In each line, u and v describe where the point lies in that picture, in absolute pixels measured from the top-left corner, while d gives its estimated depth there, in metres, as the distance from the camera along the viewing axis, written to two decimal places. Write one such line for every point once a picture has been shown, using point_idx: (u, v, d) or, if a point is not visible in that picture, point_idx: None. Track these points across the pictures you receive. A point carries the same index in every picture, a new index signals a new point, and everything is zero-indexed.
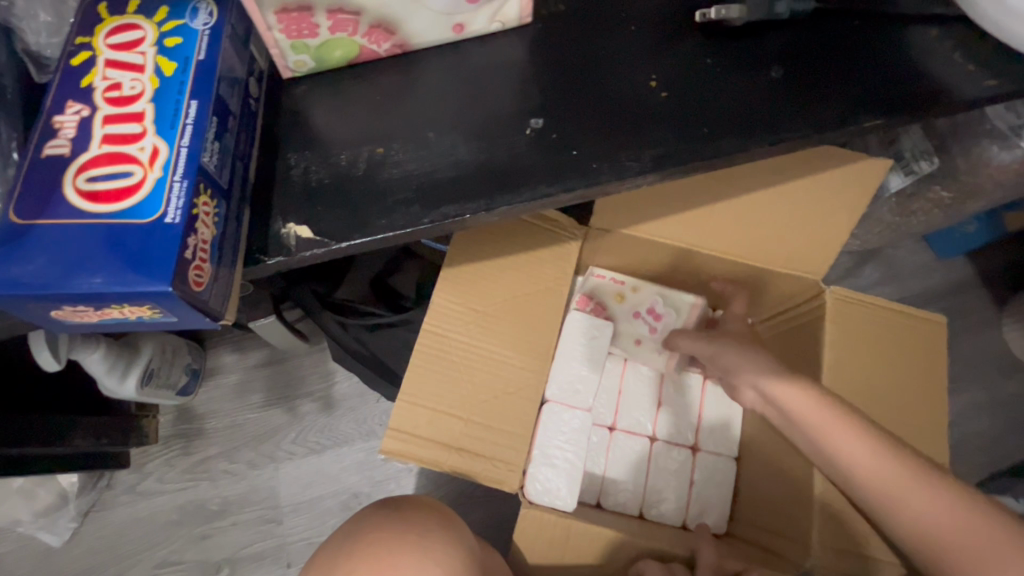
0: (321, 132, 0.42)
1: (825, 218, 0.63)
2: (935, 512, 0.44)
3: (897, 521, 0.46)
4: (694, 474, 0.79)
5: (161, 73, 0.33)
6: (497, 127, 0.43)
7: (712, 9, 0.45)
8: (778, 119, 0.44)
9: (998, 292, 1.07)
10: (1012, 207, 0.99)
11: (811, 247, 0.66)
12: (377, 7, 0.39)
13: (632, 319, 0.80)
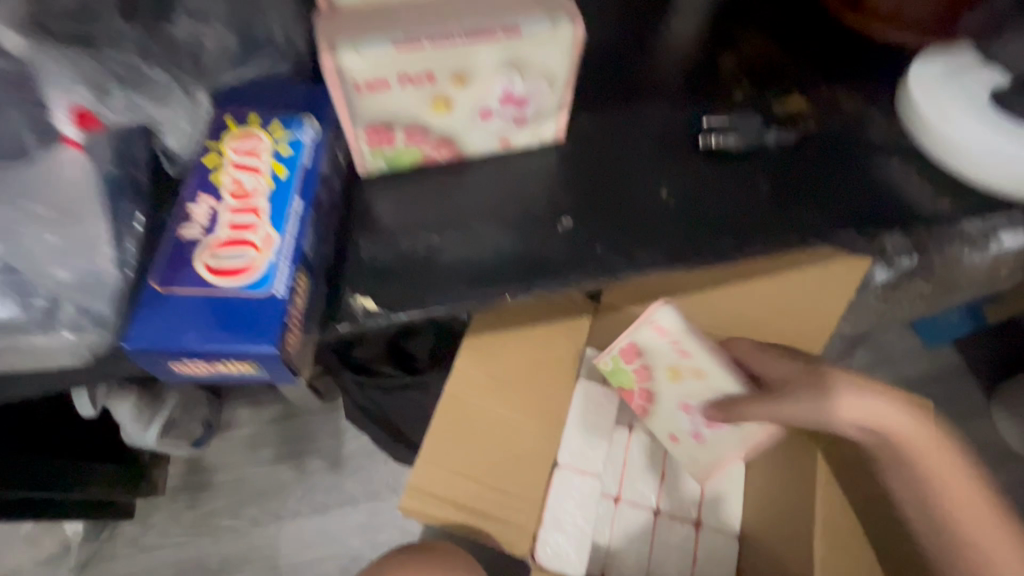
0: (387, 221, 0.51)
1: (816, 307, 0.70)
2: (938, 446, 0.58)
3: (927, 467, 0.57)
4: (696, 550, 0.80)
5: (275, 175, 0.42)
6: (533, 223, 0.51)
7: (713, 137, 0.55)
8: (769, 227, 0.52)
9: (985, 380, 1.13)
10: (992, 301, 1.07)
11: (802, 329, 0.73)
12: (445, 127, 0.48)
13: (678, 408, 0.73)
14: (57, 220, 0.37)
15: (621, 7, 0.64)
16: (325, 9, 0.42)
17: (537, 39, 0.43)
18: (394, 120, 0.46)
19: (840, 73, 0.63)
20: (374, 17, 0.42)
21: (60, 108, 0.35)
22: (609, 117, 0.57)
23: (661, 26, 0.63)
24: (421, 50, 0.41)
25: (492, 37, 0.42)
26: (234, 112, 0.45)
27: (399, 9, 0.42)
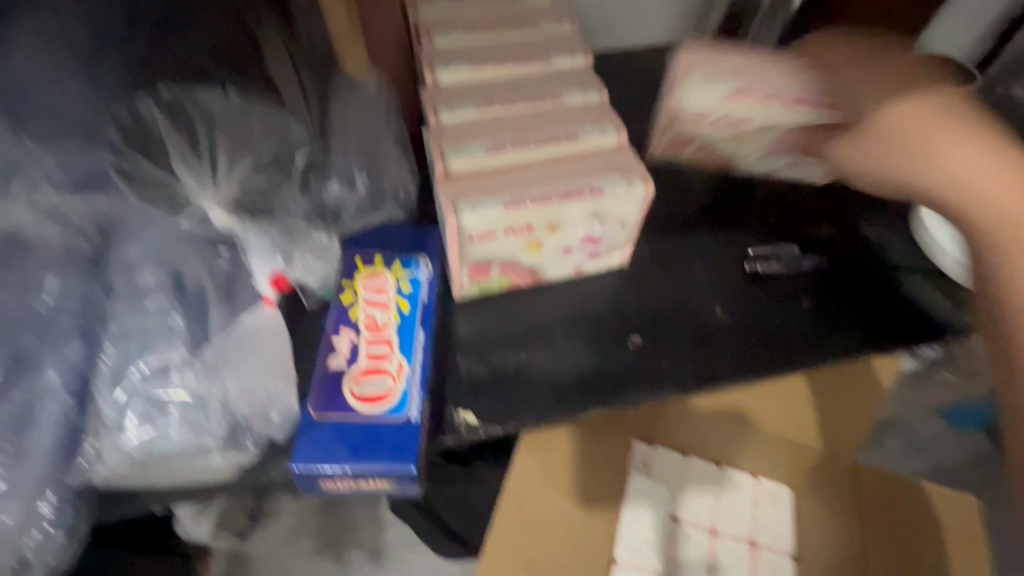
0: (481, 340, 0.58)
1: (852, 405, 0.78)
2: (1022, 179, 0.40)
3: (950, 168, 0.43)
4: None
5: (401, 310, 0.50)
6: (608, 341, 0.59)
7: (759, 263, 0.63)
8: (813, 344, 0.59)
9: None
10: None
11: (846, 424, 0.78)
12: (533, 262, 0.57)
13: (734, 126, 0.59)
14: (275, 370, 0.44)
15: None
16: (443, 176, 0.53)
17: (617, 195, 0.52)
18: (493, 259, 0.55)
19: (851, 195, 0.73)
20: (484, 182, 0.52)
21: (265, 280, 0.45)
22: (663, 243, 0.66)
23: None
24: (524, 208, 0.50)
25: (580, 196, 0.51)
26: (361, 253, 0.54)
27: (503, 176, 0.53)
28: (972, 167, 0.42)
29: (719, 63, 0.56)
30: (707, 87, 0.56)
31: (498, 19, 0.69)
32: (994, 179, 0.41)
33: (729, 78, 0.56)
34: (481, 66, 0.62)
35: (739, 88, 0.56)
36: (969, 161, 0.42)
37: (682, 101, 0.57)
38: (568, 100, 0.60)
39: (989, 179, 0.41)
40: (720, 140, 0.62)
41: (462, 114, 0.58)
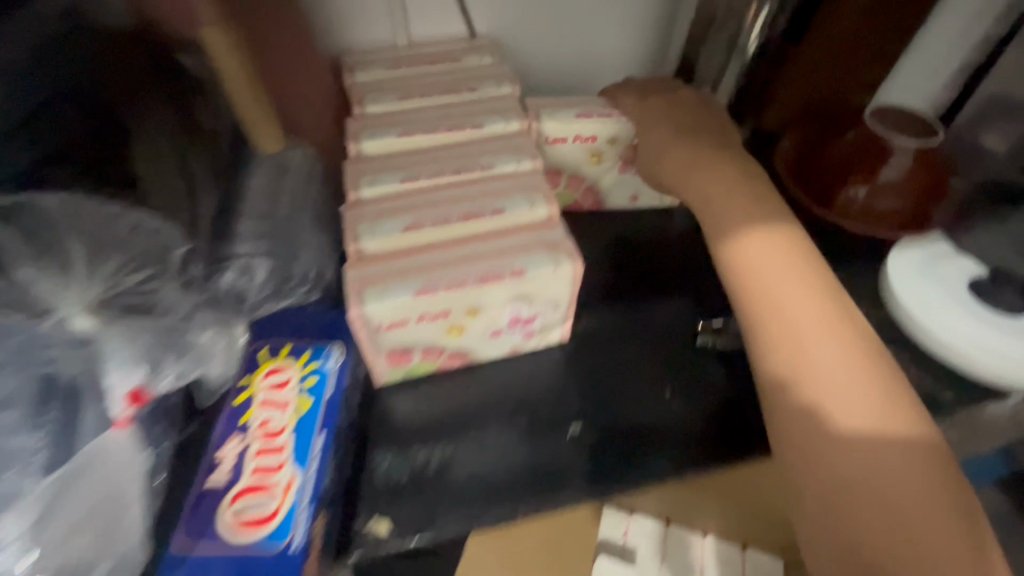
0: (404, 432, 0.53)
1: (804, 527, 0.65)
2: (845, 349, 0.44)
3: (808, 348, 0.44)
4: None
5: (300, 410, 0.45)
6: (544, 431, 0.53)
7: (709, 338, 0.59)
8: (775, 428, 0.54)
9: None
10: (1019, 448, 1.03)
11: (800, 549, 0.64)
12: (459, 346, 0.52)
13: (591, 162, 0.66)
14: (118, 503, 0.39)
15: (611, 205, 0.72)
16: (355, 257, 0.49)
17: (541, 277, 0.48)
18: (412, 345, 0.50)
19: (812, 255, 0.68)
20: (399, 264, 0.48)
21: (123, 395, 0.38)
22: (610, 315, 0.61)
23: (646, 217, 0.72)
24: (437, 295, 0.46)
25: (500, 279, 0.47)
26: (267, 342, 0.50)
27: (420, 256, 0.49)
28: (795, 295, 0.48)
29: (562, 102, 0.64)
30: (562, 118, 0.62)
31: (434, 84, 0.67)
32: (799, 305, 0.47)
33: (571, 109, 0.63)
34: (409, 134, 0.59)
35: (582, 112, 0.63)
36: (790, 278, 0.49)
37: (543, 123, 0.62)
38: (499, 169, 0.57)
39: (839, 357, 0.44)
40: (581, 161, 0.65)
41: (383, 187, 0.55)
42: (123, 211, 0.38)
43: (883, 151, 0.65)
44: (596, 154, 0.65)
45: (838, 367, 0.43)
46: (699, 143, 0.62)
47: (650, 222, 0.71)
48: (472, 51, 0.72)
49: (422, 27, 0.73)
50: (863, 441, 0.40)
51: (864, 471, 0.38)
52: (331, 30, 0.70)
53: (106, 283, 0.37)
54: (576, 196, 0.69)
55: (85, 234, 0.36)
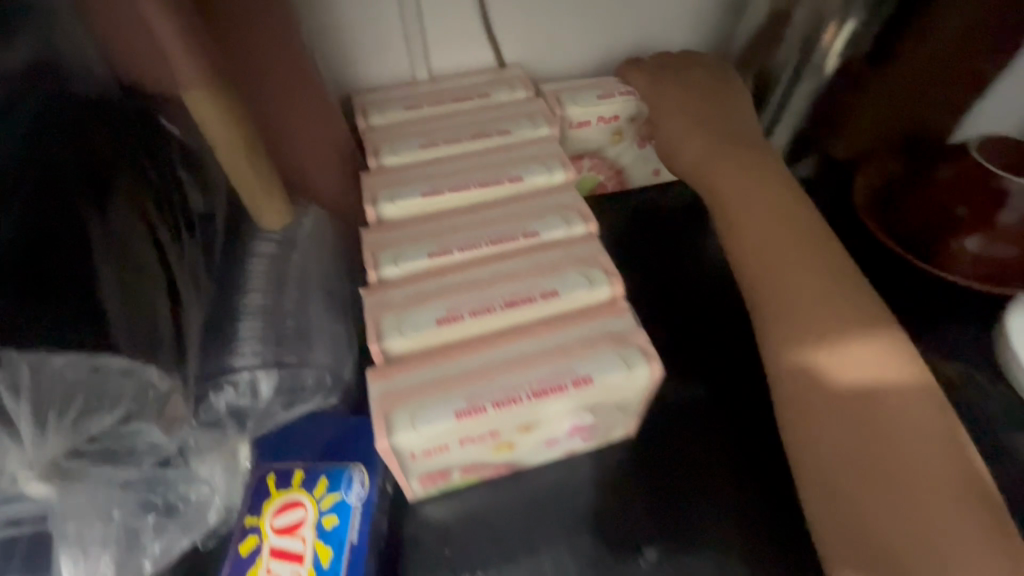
0: (443, 562, 0.44)
1: None
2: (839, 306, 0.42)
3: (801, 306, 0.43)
4: None
5: (319, 564, 0.37)
6: (611, 557, 0.44)
7: None
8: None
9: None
10: None
11: None
12: (507, 459, 0.43)
13: (612, 141, 0.63)
14: None
15: (664, 250, 0.61)
16: (379, 362, 0.40)
17: (612, 384, 0.39)
18: (449, 467, 0.40)
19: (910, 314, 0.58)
20: (435, 371, 0.39)
21: None
22: (680, 399, 0.51)
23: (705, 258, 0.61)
24: (485, 416, 0.37)
25: (561, 391, 0.38)
26: (277, 466, 0.41)
27: (460, 359, 0.40)
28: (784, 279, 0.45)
29: (578, 85, 0.62)
30: (579, 97, 0.60)
31: (461, 125, 0.58)
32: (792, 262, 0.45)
33: (591, 91, 0.61)
34: (436, 194, 0.50)
35: (603, 93, 0.60)
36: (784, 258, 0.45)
37: (565, 108, 0.59)
38: (546, 235, 0.48)
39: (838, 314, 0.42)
40: (603, 141, 0.62)
41: (408, 264, 0.46)
42: (88, 356, 0.27)
43: (996, 192, 0.55)
44: (617, 133, 0.62)
45: (816, 323, 0.42)
46: (747, 166, 0.53)
47: (714, 268, 0.60)
48: (502, 84, 0.62)
49: (443, 57, 0.64)
50: (865, 422, 0.38)
51: (862, 431, 0.37)
52: (339, 66, 0.61)
53: (69, 433, 0.30)
54: (601, 180, 0.65)
55: (35, 393, 0.27)
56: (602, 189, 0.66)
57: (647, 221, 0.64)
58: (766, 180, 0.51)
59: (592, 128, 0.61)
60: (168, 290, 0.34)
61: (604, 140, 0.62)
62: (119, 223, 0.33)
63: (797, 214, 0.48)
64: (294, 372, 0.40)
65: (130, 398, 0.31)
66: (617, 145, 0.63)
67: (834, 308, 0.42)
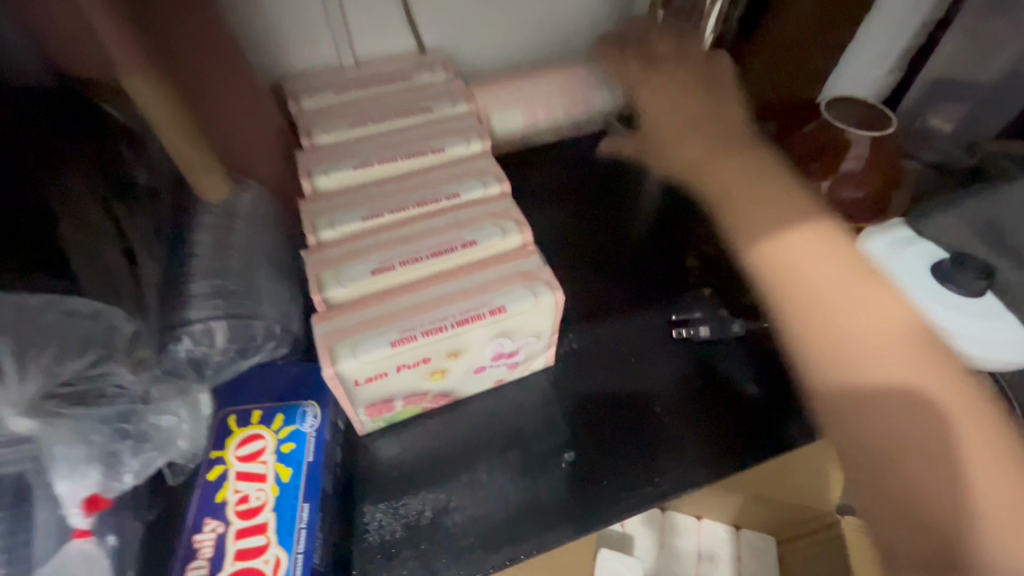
0: (391, 482, 0.51)
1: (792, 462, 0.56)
2: (837, 275, 0.46)
3: (797, 268, 0.48)
4: None
5: (280, 480, 0.43)
6: (538, 461, 0.52)
7: (685, 330, 0.59)
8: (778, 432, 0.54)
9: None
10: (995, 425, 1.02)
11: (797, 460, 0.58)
12: (442, 388, 0.50)
13: (540, 137, 0.72)
14: None
15: (577, 198, 0.72)
16: (322, 310, 0.46)
17: (522, 311, 0.46)
18: (392, 396, 0.47)
19: None
20: (372, 312, 0.45)
21: (80, 497, 0.37)
22: (590, 334, 0.60)
23: (608, 204, 0.72)
24: (416, 342, 0.43)
25: (480, 319, 0.45)
26: (235, 408, 0.46)
27: (392, 301, 0.46)
28: (832, 304, 0.45)
29: (506, 89, 0.67)
30: (503, 111, 0.67)
31: (387, 106, 0.63)
32: (794, 233, 0.49)
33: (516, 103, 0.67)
34: (365, 166, 0.56)
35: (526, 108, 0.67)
36: (835, 281, 0.46)
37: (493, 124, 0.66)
38: (465, 197, 0.54)
39: (834, 281, 0.47)
40: (526, 140, 0.71)
41: (344, 228, 0.51)
42: (54, 299, 0.33)
43: (841, 143, 0.66)
44: (539, 132, 0.71)
45: (811, 286, 0.47)
46: (768, 189, 0.53)
47: (617, 222, 0.70)
48: (424, 67, 0.68)
49: (368, 45, 0.69)
50: (903, 440, 0.40)
51: (882, 390, 0.42)
52: (269, 56, 0.65)
53: (45, 376, 0.34)
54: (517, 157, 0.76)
55: (17, 334, 0.32)
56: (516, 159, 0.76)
57: (557, 187, 0.73)
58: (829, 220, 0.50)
59: (517, 134, 0.69)
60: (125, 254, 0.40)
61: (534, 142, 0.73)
62: (88, 211, 0.38)
63: (784, 195, 0.53)
64: (246, 322, 0.46)
65: (98, 342, 0.35)
66: (536, 139, 0.72)
67: (833, 275, 0.46)
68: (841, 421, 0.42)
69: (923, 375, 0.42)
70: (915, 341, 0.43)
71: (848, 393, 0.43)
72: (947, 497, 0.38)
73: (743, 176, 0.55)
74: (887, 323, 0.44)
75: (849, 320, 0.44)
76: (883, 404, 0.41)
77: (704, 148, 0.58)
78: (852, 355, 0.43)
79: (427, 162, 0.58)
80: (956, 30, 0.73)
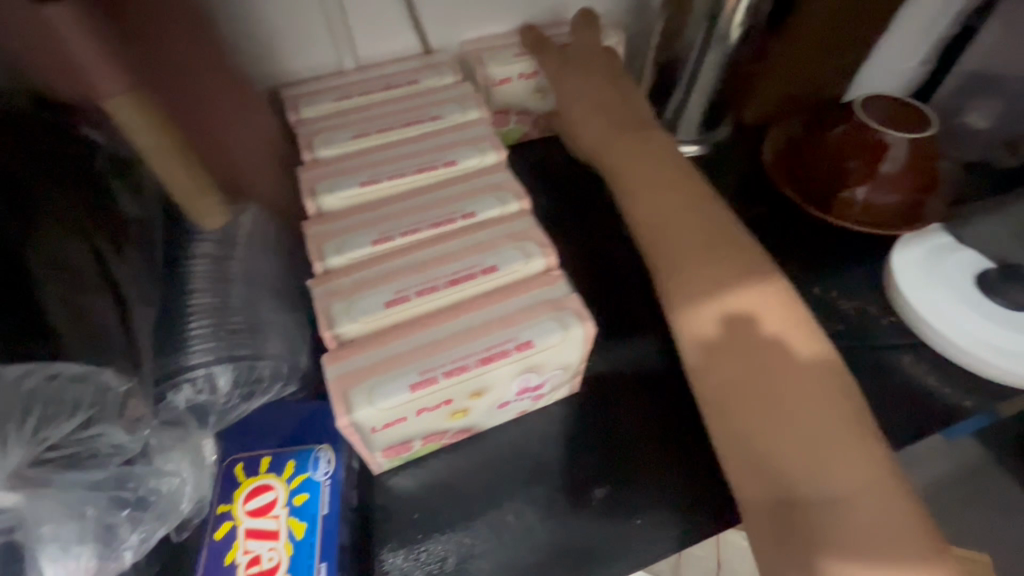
0: (411, 524, 0.47)
1: (772, 372, 0.42)
2: (690, 263, 0.48)
3: (677, 257, 0.49)
4: None
5: (294, 537, 0.39)
6: (566, 498, 0.49)
7: None
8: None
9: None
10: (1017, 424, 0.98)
11: (788, 368, 0.42)
12: (463, 425, 0.47)
13: (541, 97, 0.68)
14: None
15: (589, 205, 0.68)
16: (333, 348, 0.43)
17: (550, 346, 0.43)
18: (410, 437, 0.44)
19: (810, 257, 0.66)
20: (388, 349, 0.42)
21: None
22: (613, 357, 0.57)
23: (623, 209, 0.67)
24: (437, 385, 0.40)
25: (505, 356, 0.41)
26: (244, 455, 0.43)
27: (410, 337, 0.42)
28: (716, 285, 0.46)
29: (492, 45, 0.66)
30: (494, 55, 0.64)
31: (393, 115, 0.59)
32: (672, 220, 0.51)
33: (509, 49, 0.65)
34: (373, 183, 0.52)
35: (519, 51, 0.65)
36: (712, 258, 0.48)
37: (487, 67, 0.63)
38: (482, 215, 0.50)
39: (708, 270, 0.47)
40: (527, 99, 0.67)
41: (352, 253, 0.47)
42: (39, 364, 0.30)
43: (877, 145, 0.62)
44: (541, 90, 0.67)
45: (687, 275, 0.48)
46: (677, 176, 0.53)
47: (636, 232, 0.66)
48: (431, 70, 0.64)
49: (369, 45, 0.64)
50: (771, 421, 0.40)
51: (749, 378, 0.42)
52: (263, 58, 0.61)
53: (29, 445, 0.30)
54: (525, 130, 0.71)
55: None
56: (526, 137, 0.72)
57: (573, 196, 0.69)
58: (727, 215, 0.51)
59: (518, 88, 0.66)
60: (114, 300, 0.36)
61: (536, 102, 0.68)
62: (75, 254, 0.35)
63: (676, 180, 0.53)
64: (250, 364, 0.42)
65: (90, 403, 0.32)
66: (539, 100, 0.68)
67: (700, 261, 0.48)
68: (716, 396, 0.43)
69: (783, 361, 0.42)
70: (775, 319, 0.44)
71: (733, 370, 0.43)
72: (805, 469, 0.37)
73: (632, 164, 0.55)
74: (771, 305, 0.45)
75: (703, 310, 0.46)
76: (751, 389, 0.41)
77: (613, 130, 0.59)
78: (732, 332, 0.44)
79: (437, 177, 0.54)
80: (999, 19, 0.68)
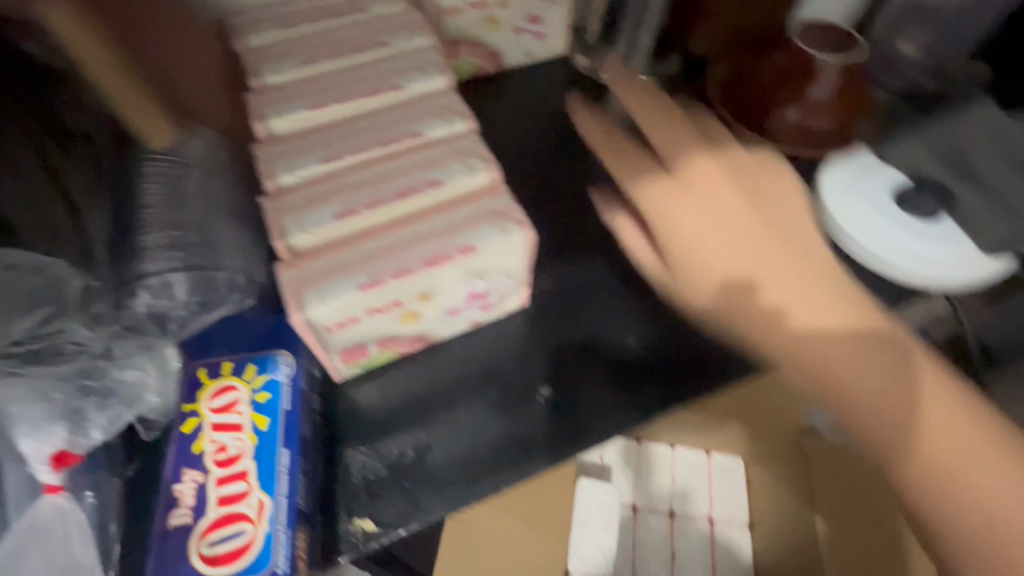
0: (372, 423, 0.51)
1: (907, 415, 0.41)
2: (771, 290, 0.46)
3: (728, 268, 0.47)
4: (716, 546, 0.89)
5: (257, 429, 0.42)
6: (516, 396, 0.53)
7: None
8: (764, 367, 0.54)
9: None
10: None
11: (904, 402, 0.41)
12: (417, 332, 0.50)
13: (492, 24, 0.69)
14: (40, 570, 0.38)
15: (540, 135, 0.70)
16: (287, 257, 0.45)
17: (493, 250, 0.46)
18: (364, 341, 0.47)
19: None
20: (340, 257, 0.44)
21: (46, 452, 0.39)
22: (561, 274, 0.60)
23: (571, 138, 0.70)
24: (385, 286, 0.43)
25: (449, 260, 0.44)
26: (204, 361, 0.45)
27: (361, 247, 0.45)
28: (791, 314, 0.45)
29: None
30: None
31: (341, 42, 0.59)
32: (723, 247, 0.47)
33: None
34: (322, 107, 0.53)
35: None
36: (781, 286, 0.46)
37: None
38: (429, 134, 0.52)
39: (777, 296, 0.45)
40: (478, 27, 0.69)
41: (302, 172, 0.49)
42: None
43: (812, 67, 0.65)
44: (492, 17, 0.68)
45: (776, 317, 0.45)
46: (710, 183, 0.50)
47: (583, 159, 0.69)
48: None
49: None
50: (945, 473, 0.40)
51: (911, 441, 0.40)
52: None
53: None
54: (478, 63, 0.72)
55: None
56: (480, 71, 0.73)
57: (524, 128, 0.71)
58: (710, 162, 0.51)
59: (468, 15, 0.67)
60: (64, 207, 0.39)
61: (488, 31, 0.70)
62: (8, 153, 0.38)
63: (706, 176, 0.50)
64: (206, 274, 0.44)
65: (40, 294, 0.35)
66: (491, 30, 0.70)
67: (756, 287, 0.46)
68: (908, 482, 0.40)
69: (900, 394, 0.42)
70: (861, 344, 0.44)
71: (899, 442, 0.41)
72: (996, 496, 0.39)
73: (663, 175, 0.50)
74: (770, 260, 0.47)
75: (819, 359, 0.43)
76: (916, 440, 0.40)
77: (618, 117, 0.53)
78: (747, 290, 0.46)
79: (387, 103, 0.55)
80: None
